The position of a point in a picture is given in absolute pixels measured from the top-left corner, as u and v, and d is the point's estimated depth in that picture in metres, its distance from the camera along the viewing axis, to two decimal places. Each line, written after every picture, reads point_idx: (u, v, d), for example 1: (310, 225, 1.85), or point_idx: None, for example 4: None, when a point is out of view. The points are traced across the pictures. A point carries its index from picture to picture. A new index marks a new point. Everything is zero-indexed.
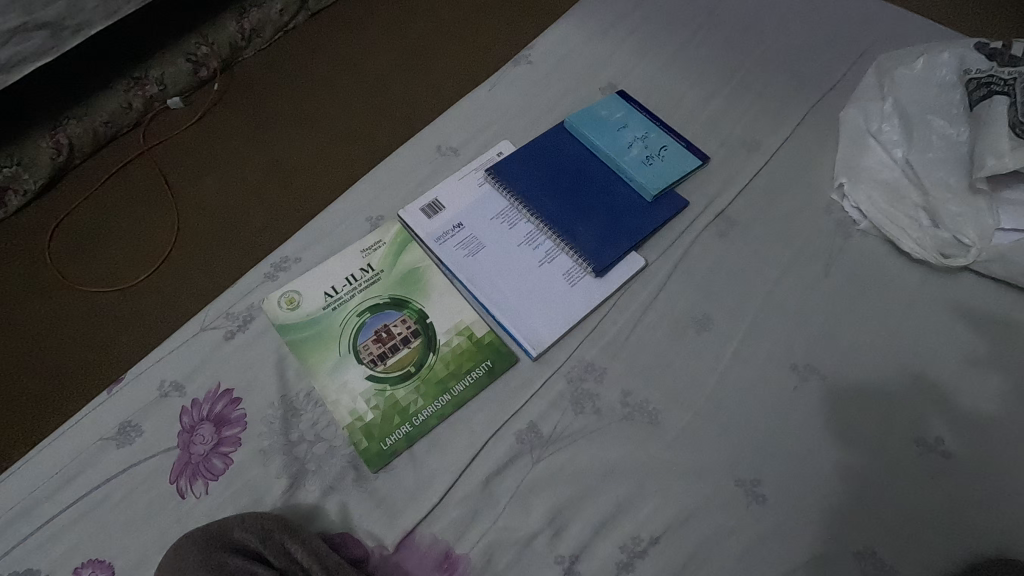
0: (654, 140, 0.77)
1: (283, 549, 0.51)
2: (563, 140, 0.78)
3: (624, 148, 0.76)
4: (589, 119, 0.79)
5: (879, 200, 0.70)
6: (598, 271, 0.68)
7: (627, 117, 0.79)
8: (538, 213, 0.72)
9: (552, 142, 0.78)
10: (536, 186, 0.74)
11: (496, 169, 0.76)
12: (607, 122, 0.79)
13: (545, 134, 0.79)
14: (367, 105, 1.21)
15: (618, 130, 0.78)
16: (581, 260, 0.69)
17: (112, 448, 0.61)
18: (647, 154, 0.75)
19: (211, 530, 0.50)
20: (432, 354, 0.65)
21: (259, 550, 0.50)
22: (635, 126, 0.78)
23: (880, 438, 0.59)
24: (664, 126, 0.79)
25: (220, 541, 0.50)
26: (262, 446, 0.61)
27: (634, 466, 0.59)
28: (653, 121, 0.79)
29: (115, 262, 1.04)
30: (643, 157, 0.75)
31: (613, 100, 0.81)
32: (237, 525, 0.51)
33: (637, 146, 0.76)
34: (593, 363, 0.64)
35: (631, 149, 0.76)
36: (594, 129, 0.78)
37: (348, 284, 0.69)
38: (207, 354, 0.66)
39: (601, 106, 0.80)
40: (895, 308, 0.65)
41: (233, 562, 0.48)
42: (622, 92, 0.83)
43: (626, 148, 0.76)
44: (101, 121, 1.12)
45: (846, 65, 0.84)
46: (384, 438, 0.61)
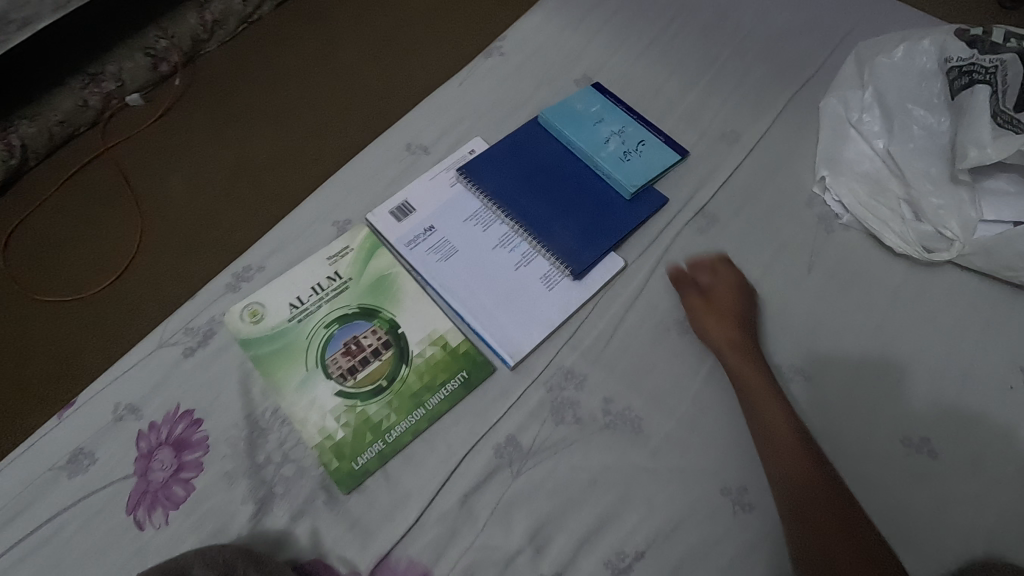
0: (631, 134, 0.74)
1: None
2: (538, 137, 0.75)
3: (600, 143, 0.73)
4: (563, 114, 0.76)
5: (860, 193, 0.68)
6: (577, 274, 0.66)
7: (603, 111, 0.77)
8: (514, 214, 0.69)
9: (525, 138, 0.75)
10: (510, 186, 0.71)
11: (468, 168, 0.73)
12: (582, 116, 0.76)
13: (518, 131, 0.76)
14: (337, 98, 1.16)
15: (594, 124, 0.75)
16: (559, 262, 0.67)
17: (63, 478, 0.57)
18: (624, 150, 0.73)
19: (168, 567, 0.47)
20: (405, 366, 0.62)
21: None
22: (611, 120, 0.76)
23: (866, 440, 0.57)
24: (642, 120, 0.76)
25: None
26: (225, 469, 0.57)
27: (618, 475, 0.57)
28: (630, 114, 0.77)
29: (77, 268, 0.99)
30: (620, 152, 0.73)
31: (588, 93, 0.78)
32: (196, 561, 0.48)
33: (614, 141, 0.74)
34: (572, 370, 0.62)
35: (608, 144, 0.73)
36: (569, 124, 0.75)
37: (315, 294, 0.66)
38: (166, 372, 0.62)
39: (575, 100, 0.78)
40: (878, 304, 0.64)
41: None
42: (598, 84, 0.81)
43: (603, 143, 0.73)
44: (56, 121, 1.07)
45: (826, 53, 0.82)
46: (356, 457, 0.58)
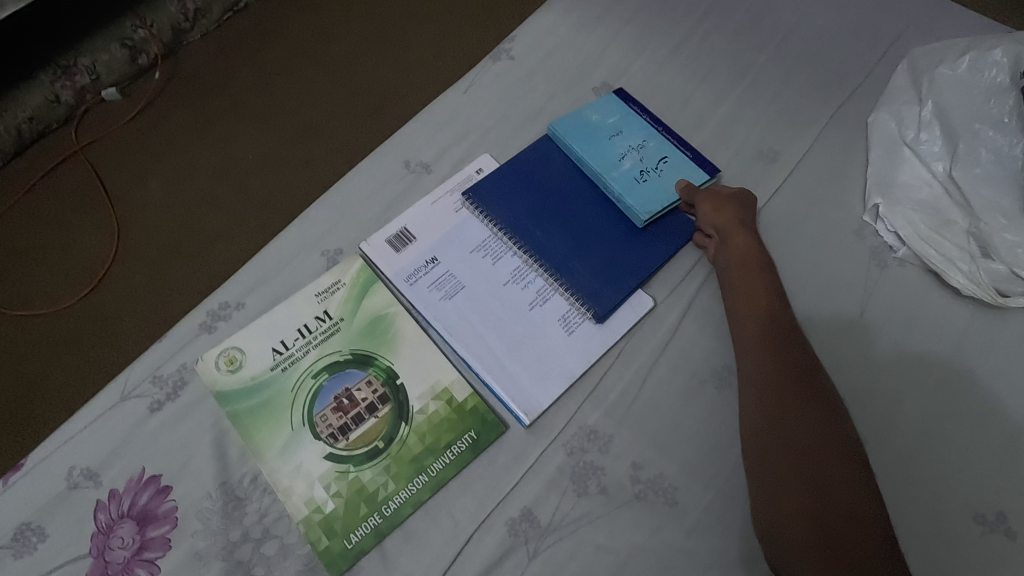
0: (651, 150, 0.66)
1: None
2: (552, 159, 0.67)
3: (614, 160, 0.65)
4: (576, 125, 0.68)
5: (920, 224, 0.60)
6: (599, 318, 0.58)
7: (622, 122, 0.68)
8: (527, 246, 0.62)
9: (539, 161, 0.67)
10: (522, 212, 0.64)
11: (475, 192, 0.65)
12: (597, 129, 0.67)
13: (530, 150, 0.68)
14: (328, 97, 1.06)
15: (609, 137, 0.67)
16: (578, 303, 0.59)
17: (7, 560, 0.49)
18: (641, 168, 0.64)
19: None
20: (404, 425, 0.54)
21: None
22: (629, 133, 0.67)
23: (933, 515, 0.50)
24: (665, 134, 0.68)
25: None
26: (196, 549, 0.50)
27: (651, 559, 0.49)
28: (654, 127, 0.68)
29: (46, 281, 0.90)
30: (636, 171, 0.64)
31: (607, 103, 0.70)
32: None
33: (631, 158, 0.65)
34: (596, 430, 0.54)
35: (622, 162, 0.65)
36: (581, 138, 0.67)
37: (301, 338, 0.58)
38: (129, 430, 0.54)
39: (591, 109, 0.69)
40: (941, 353, 0.57)
41: None
42: (619, 90, 0.72)
43: (617, 160, 0.65)
44: (25, 118, 0.97)
45: (872, 60, 0.73)
46: (349, 535, 0.50)
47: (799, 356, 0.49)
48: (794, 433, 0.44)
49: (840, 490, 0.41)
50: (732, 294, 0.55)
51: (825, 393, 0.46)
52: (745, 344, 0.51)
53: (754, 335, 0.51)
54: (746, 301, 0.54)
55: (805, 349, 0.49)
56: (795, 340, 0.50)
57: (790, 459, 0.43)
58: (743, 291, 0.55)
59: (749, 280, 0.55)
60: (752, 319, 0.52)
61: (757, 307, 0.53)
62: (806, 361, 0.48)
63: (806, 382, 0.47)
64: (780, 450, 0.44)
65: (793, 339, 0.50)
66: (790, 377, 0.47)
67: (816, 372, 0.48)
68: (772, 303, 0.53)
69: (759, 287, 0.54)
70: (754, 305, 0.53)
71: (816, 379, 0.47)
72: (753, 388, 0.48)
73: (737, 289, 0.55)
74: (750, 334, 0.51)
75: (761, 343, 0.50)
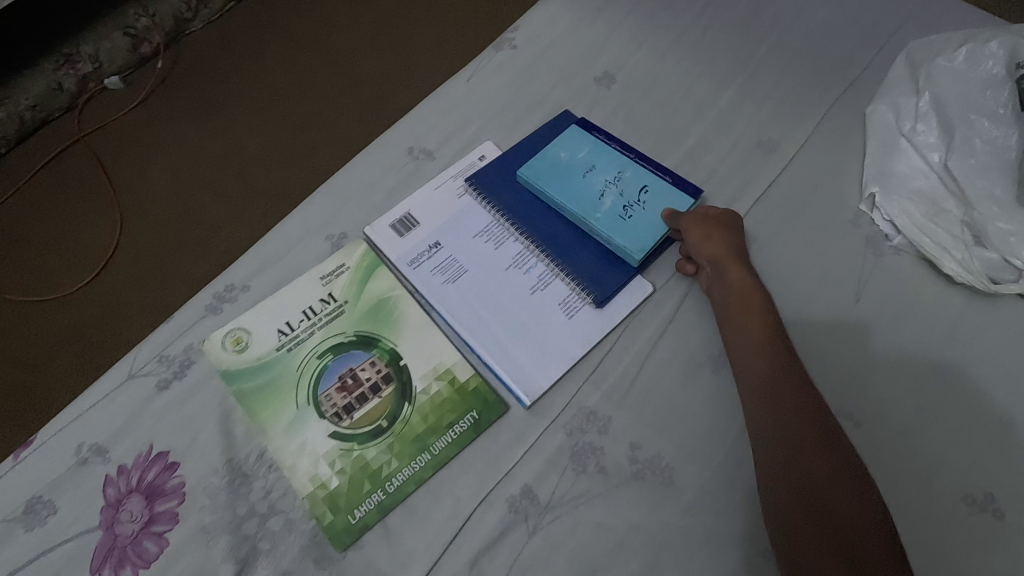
0: (629, 181, 0.64)
1: None
2: (524, 199, 0.64)
3: (594, 200, 0.62)
4: (545, 167, 0.65)
5: (915, 214, 0.62)
6: (599, 302, 0.59)
7: (592, 155, 0.66)
8: (528, 230, 0.63)
9: (511, 198, 0.65)
10: (524, 198, 0.65)
11: (478, 178, 0.66)
12: (570, 166, 0.65)
13: (498, 189, 0.65)
14: (330, 88, 1.06)
15: (584, 175, 0.64)
16: (578, 287, 0.60)
17: (18, 531, 0.51)
18: (623, 204, 0.62)
19: None
20: (408, 404, 0.55)
21: None
22: (604, 165, 0.65)
23: (924, 495, 0.51)
24: (640, 161, 0.66)
25: None
26: (204, 523, 0.51)
27: (648, 535, 0.50)
28: (627, 156, 0.66)
29: (50, 267, 0.91)
30: (619, 208, 0.62)
31: (574, 135, 0.67)
32: None
33: (611, 194, 0.63)
34: (595, 411, 0.55)
35: (603, 200, 0.62)
36: (555, 181, 0.64)
37: (305, 319, 0.59)
38: (137, 408, 0.55)
39: (558, 145, 0.66)
40: (935, 338, 0.58)
41: None
42: (584, 120, 0.69)
43: (597, 199, 0.62)
44: (27, 105, 0.99)
45: (871, 52, 0.74)
46: (353, 510, 0.51)
47: (811, 408, 0.46)
48: (823, 503, 0.42)
49: (879, 567, 0.39)
50: (736, 339, 0.53)
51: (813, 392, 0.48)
52: (753, 397, 0.49)
53: (760, 388, 0.49)
54: (750, 347, 0.51)
55: (816, 399, 0.47)
56: (804, 390, 0.48)
57: (823, 534, 0.41)
58: (746, 335, 0.53)
59: (751, 322, 0.53)
60: (758, 369, 0.50)
61: (762, 354, 0.50)
62: (819, 411, 0.47)
63: (824, 441, 0.45)
64: (810, 523, 0.42)
65: (802, 388, 0.48)
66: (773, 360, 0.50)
67: (830, 423, 0.46)
68: (777, 347, 0.51)
69: (762, 328, 0.52)
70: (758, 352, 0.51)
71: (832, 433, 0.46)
72: (769, 451, 0.46)
73: (739, 333, 0.53)
74: (756, 386, 0.49)
75: (769, 397, 0.48)
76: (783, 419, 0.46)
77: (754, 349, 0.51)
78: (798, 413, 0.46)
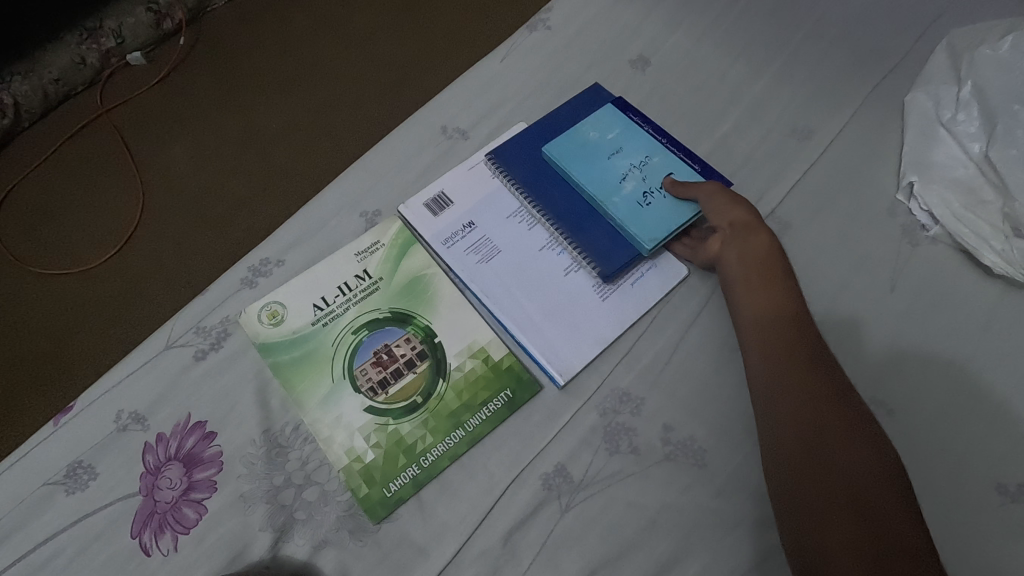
0: (654, 167, 0.63)
1: None
2: (545, 177, 0.64)
3: (615, 184, 0.62)
4: (572, 147, 0.64)
5: (954, 203, 0.61)
6: (606, 278, 0.59)
7: (622, 138, 0.65)
8: (543, 207, 0.62)
9: (531, 176, 0.64)
10: (542, 173, 0.64)
11: (498, 155, 0.65)
12: (594, 147, 0.64)
13: (520, 166, 0.64)
14: (353, 68, 1.05)
15: (609, 158, 0.63)
16: (588, 262, 0.60)
17: (59, 494, 0.52)
18: (644, 190, 0.61)
19: None
20: (442, 381, 0.55)
21: None
22: (630, 149, 0.64)
23: (955, 484, 0.52)
24: (672, 146, 0.65)
25: None
26: (241, 491, 0.51)
27: (680, 516, 0.50)
28: (658, 140, 0.65)
29: (75, 242, 0.91)
30: (638, 193, 0.61)
31: (607, 116, 0.66)
32: None
33: (632, 179, 0.62)
34: (628, 392, 0.55)
35: (623, 185, 0.62)
36: (577, 160, 0.63)
37: (341, 295, 0.59)
38: (175, 377, 0.56)
39: (589, 126, 0.66)
40: (970, 328, 0.58)
41: None
42: (621, 100, 0.69)
43: (617, 183, 0.62)
44: (51, 79, 0.99)
45: (910, 40, 0.73)
46: (388, 484, 0.52)
47: (834, 382, 0.46)
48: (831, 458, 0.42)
49: (875, 489, 0.40)
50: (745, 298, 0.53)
51: (816, 337, 0.49)
52: (763, 336, 0.50)
53: (772, 340, 0.49)
54: (773, 316, 0.50)
55: (823, 354, 0.48)
56: (825, 364, 0.47)
57: (833, 488, 0.41)
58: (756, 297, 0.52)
59: (771, 290, 0.52)
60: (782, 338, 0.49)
61: (786, 325, 0.49)
62: (832, 376, 0.47)
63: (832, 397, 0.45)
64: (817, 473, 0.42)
65: (823, 362, 0.47)
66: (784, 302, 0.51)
67: (852, 398, 0.46)
68: (788, 302, 0.51)
69: (782, 298, 0.51)
70: (780, 321, 0.50)
71: (854, 408, 0.45)
72: (776, 406, 0.46)
73: (756, 301, 0.52)
74: (778, 354, 0.48)
75: (779, 358, 0.48)
76: (809, 390, 0.45)
77: (768, 319, 0.50)
78: (810, 376, 0.46)
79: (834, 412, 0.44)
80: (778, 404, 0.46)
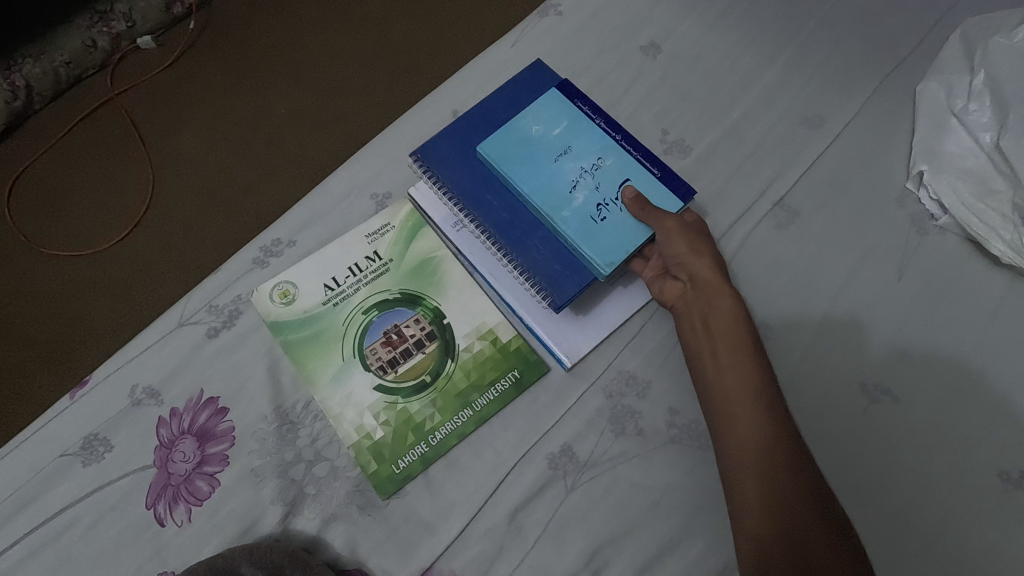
0: (606, 172, 0.60)
1: None
2: (489, 189, 0.60)
3: (565, 194, 0.58)
4: (513, 146, 0.60)
5: (964, 192, 0.60)
6: (558, 306, 0.55)
7: (569, 134, 0.62)
8: (482, 220, 0.59)
9: (473, 188, 0.60)
10: (482, 177, 0.61)
11: (432, 160, 0.61)
12: (541, 153, 0.60)
13: (460, 174, 0.61)
14: (360, 54, 1.05)
15: (556, 162, 0.60)
16: (536, 289, 0.57)
17: (76, 466, 0.53)
18: (597, 203, 0.58)
19: (217, 564, 0.46)
20: (450, 361, 0.56)
21: None
22: (580, 151, 0.61)
23: (958, 471, 0.52)
24: (624, 145, 0.61)
25: None
26: (253, 466, 0.52)
27: (684, 496, 0.51)
28: (609, 138, 0.62)
29: (83, 225, 0.92)
30: (591, 207, 0.58)
31: (550, 111, 0.63)
32: (245, 559, 0.47)
33: (583, 188, 0.59)
34: (634, 375, 0.56)
35: (574, 196, 0.58)
36: (523, 168, 0.59)
37: (351, 276, 0.60)
38: (187, 354, 0.57)
39: (532, 118, 0.62)
40: (977, 317, 0.58)
41: None
42: (566, 85, 0.65)
43: (568, 195, 0.58)
44: (62, 61, 1.00)
45: (924, 29, 0.73)
46: (397, 461, 0.53)
47: (803, 463, 0.43)
48: (805, 550, 0.39)
49: None
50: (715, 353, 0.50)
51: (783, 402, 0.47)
52: (731, 397, 0.47)
53: (741, 402, 0.46)
54: (739, 386, 0.47)
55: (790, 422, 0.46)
56: (791, 432, 0.45)
57: None
58: (725, 353, 0.49)
59: (739, 347, 0.49)
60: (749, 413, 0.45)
61: (751, 395, 0.46)
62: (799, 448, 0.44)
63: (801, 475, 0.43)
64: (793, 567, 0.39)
65: (791, 437, 0.45)
66: (752, 362, 0.48)
67: (820, 477, 0.44)
68: (756, 362, 0.48)
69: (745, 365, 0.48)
70: (747, 375, 0.47)
71: (823, 491, 0.43)
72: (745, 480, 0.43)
73: (726, 356, 0.49)
74: (746, 410, 0.46)
75: (749, 424, 0.45)
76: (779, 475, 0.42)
77: (737, 376, 0.48)
78: (780, 449, 0.43)
79: (803, 491, 0.42)
80: (748, 478, 0.43)
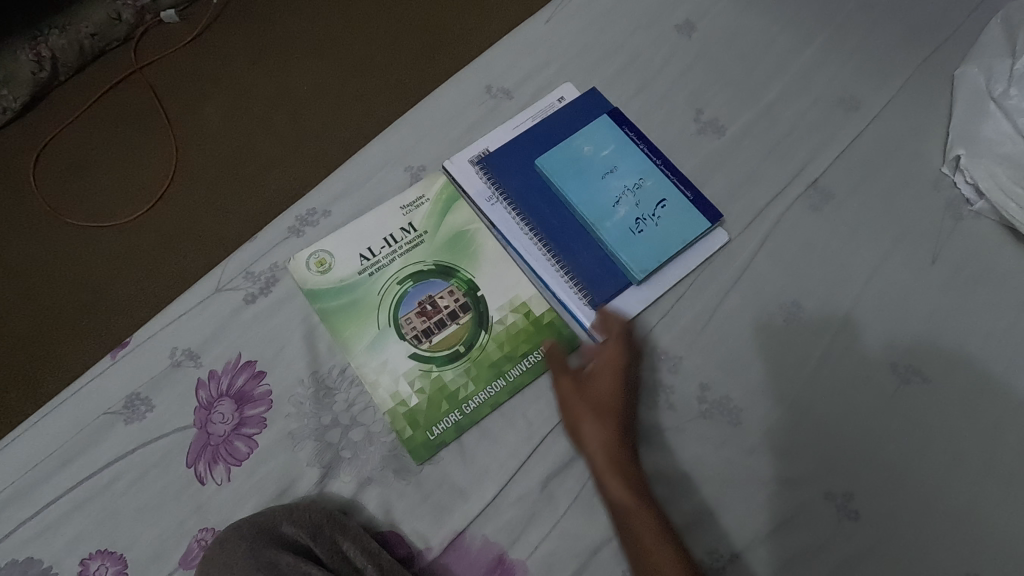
0: (647, 191, 0.62)
1: (334, 547, 0.47)
2: (538, 194, 0.62)
3: (608, 207, 0.61)
4: (565, 161, 0.63)
5: (1003, 178, 0.59)
6: (596, 303, 0.58)
7: (616, 155, 0.64)
8: (530, 223, 0.61)
9: (523, 193, 0.62)
10: (534, 185, 0.62)
11: (489, 163, 0.63)
12: (589, 167, 0.63)
13: (514, 179, 0.62)
14: (384, 31, 1.05)
15: (603, 177, 0.62)
16: (577, 288, 0.58)
17: (119, 424, 0.54)
18: (637, 217, 0.60)
19: (258, 522, 0.46)
20: (484, 333, 0.57)
21: (310, 546, 0.46)
22: (625, 169, 0.63)
23: (988, 454, 0.52)
24: (666, 168, 0.64)
25: (269, 536, 0.46)
26: (290, 429, 0.53)
27: (713, 471, 0.53)
28: (651, 159, 0.64)
29: (105, 196, 0.92)
30: (631, 220, 0.60)
31: (600, 131, 0.65)
32: (286, 519, 0.47)
33: (625, 203, 0.61)
34: (665, 351, 0.57)
35: (616, 210, 0.61)
36: (572, 179, 0.62)
37: (386, 246, 0.60)
38: (225, 319, 0.58)
39: (584, 139, 0.65)
40: (1011, 302, 0.58)
41: (285, 560, 0.43)
42: (617, 111, 0.67)
43: (611, 207, 0.61)
44: (87, 33, 1.00)
45: (963, 14, 0.72)
46: (431, 427, 0.54)
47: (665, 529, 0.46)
48: None
49: None
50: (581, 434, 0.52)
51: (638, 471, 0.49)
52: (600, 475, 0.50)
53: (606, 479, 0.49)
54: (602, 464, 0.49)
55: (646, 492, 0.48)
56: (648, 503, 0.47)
57: None
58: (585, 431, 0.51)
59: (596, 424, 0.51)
60: (645, 521, 0.46)
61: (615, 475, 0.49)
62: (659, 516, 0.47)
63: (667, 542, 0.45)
64: None
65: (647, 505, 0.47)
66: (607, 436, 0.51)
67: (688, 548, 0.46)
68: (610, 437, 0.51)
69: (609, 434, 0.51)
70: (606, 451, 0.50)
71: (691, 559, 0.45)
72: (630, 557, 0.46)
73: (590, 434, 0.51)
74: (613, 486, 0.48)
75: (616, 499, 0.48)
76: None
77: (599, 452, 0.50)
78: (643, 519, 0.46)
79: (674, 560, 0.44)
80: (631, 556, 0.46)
